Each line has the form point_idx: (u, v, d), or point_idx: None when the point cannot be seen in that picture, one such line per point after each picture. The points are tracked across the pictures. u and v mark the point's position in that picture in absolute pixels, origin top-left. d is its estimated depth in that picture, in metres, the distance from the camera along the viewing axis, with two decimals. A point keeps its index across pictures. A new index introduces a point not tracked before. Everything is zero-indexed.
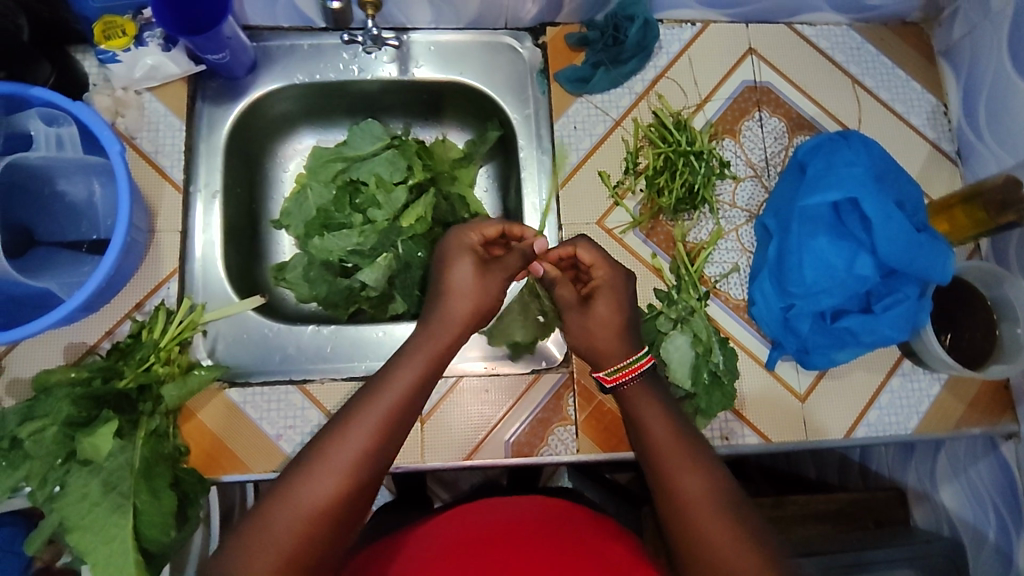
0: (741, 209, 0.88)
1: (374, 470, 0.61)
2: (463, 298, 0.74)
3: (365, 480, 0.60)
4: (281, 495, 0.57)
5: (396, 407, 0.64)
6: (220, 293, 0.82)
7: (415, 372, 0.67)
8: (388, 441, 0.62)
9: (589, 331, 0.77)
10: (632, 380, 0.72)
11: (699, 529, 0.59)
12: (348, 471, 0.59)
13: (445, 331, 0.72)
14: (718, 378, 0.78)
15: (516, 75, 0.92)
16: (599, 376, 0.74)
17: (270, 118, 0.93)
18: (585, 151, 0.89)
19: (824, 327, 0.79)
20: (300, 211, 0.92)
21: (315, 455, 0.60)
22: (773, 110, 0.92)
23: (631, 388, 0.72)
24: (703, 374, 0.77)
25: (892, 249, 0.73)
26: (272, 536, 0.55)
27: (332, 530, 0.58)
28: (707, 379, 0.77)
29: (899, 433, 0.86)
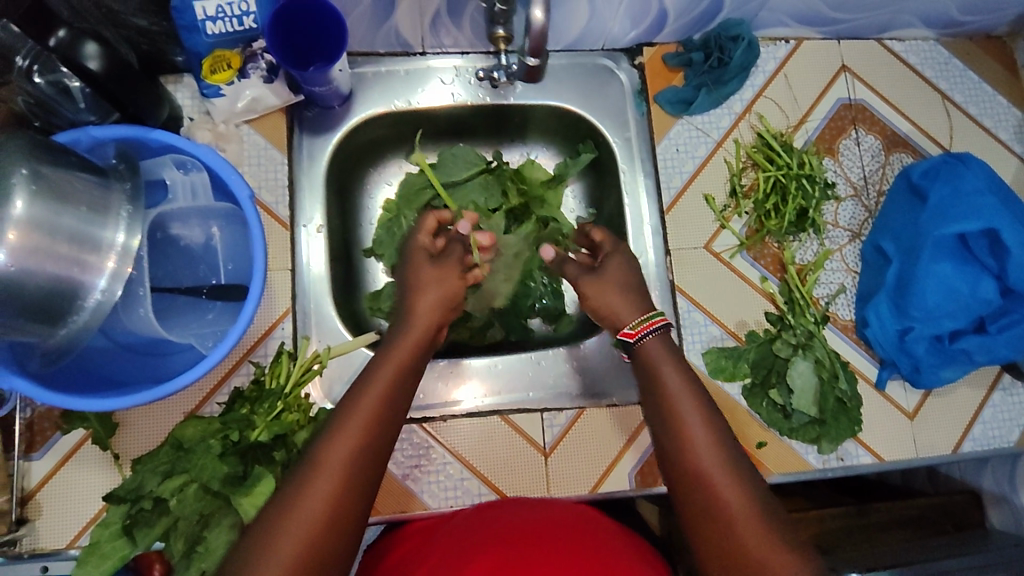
0: (844, 229, 0.88)
1: (368, 470, 0.58)
2: (433, 288, 0.74)
3: (359, 481, 0.58)
4: (281, 508, 0.55)
5: (384, 408, 0.62)
6: (333, 331, 0.80)
7: (394, 374, 0.65)
8: (377, 441, 0.60)
9: (604, 295, 0.76)
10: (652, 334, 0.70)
11: (721, 522, 0.57)
12: (341, 475, 0.57)
13: (411, 328, 0.70)
14: (843, 404, 0.79)
15: (612, 98, 0.91)
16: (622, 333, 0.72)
17: (362, 146, 0.92)
18: (689, 173, 0.89)
19: (940, 348, 0.79)
20: (392, 240, 0.91)
21: (305, 465, 0.57)
22: (869, 128, 0.92)
23: (652, 342, 0.70)
24: (830, 400, 0.78)
25: (1021, 276, 0.74)
26: (302, 503, 0.55)
27: (357, 499, 0.57)
28: (833, 405, 0.78)
29: (1003, 447, 0.87)
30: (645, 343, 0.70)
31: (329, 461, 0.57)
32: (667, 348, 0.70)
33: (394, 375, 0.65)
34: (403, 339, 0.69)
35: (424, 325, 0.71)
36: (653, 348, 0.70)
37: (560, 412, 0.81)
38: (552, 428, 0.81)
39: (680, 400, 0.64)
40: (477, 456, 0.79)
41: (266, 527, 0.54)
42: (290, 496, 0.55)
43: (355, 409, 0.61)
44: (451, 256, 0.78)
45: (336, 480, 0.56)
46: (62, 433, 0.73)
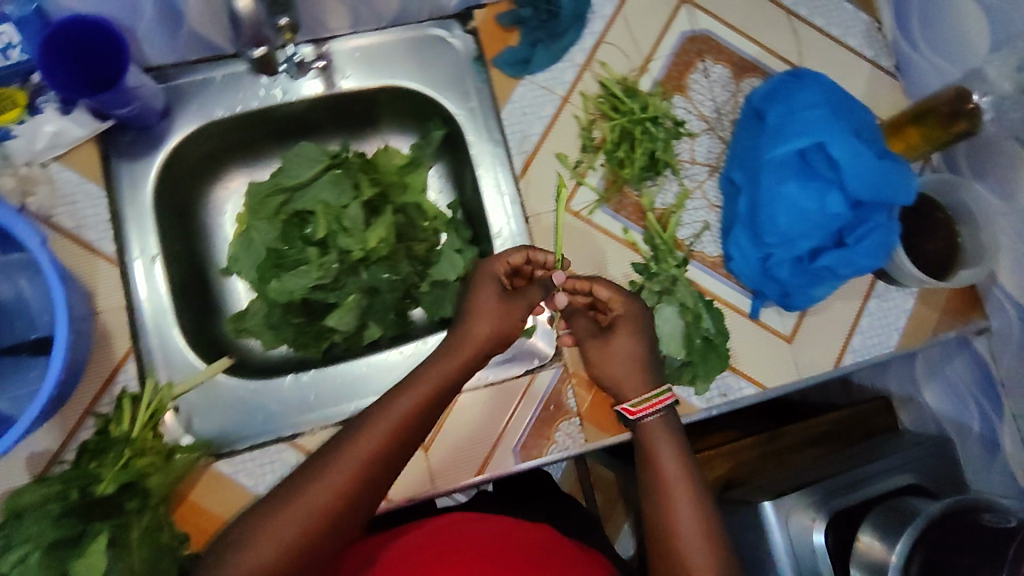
0: (702, 164, 0.86)
1: (373, 487, 0.61)
2: (483, 320, 0.74)
3: (362, 494, 0.60)
4: (277, 502, 0.58)
5: (409, 429, 0.64)
6: (183, 364, 0.77)
7: (427, 395, 0.66)
8: (390, 458, 0.62)
9: (610, 363, 0.76)
10: (654, 415, 0.71)
11: None
12: (349, 483, 0.59)
13: (460, 351, 0.72)
14: (712, 342, 0.78)
15: (450, 69, 0.86)
16: (622, 408, 0.73)
17: (196, 161, 0.87)
18: (539, 135, 0.85)
19: (803, 268, 0.79)
20: (248, 254, 0.87)
21: (314, 465, 0.60)
22: (716, 58, 0.89)
23: (653, 421, 0.71)
24: (696, 340, 0.77)
25: (861, 182, 0.74)
26: (275, 535, 0.57)
27: (327, 534, 0.58)
28: (700, 345, 0.77)
29: (884, 352, 0.87)
30: (647, 423, 0.71)
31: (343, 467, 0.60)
32: (670, 426, 0.71)
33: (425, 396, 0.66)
34: (454, 356, 0.71)
35: (475, 345, 0.73)
36: (653, 428, 0.71)
37: None
38: None
39: (674, 476, 0.67)
40: None
41: (265, 509, 0.58)
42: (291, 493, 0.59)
43: (377, 421, 0.63)
44: (523, 295, 0.77)
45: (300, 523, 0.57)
46: None
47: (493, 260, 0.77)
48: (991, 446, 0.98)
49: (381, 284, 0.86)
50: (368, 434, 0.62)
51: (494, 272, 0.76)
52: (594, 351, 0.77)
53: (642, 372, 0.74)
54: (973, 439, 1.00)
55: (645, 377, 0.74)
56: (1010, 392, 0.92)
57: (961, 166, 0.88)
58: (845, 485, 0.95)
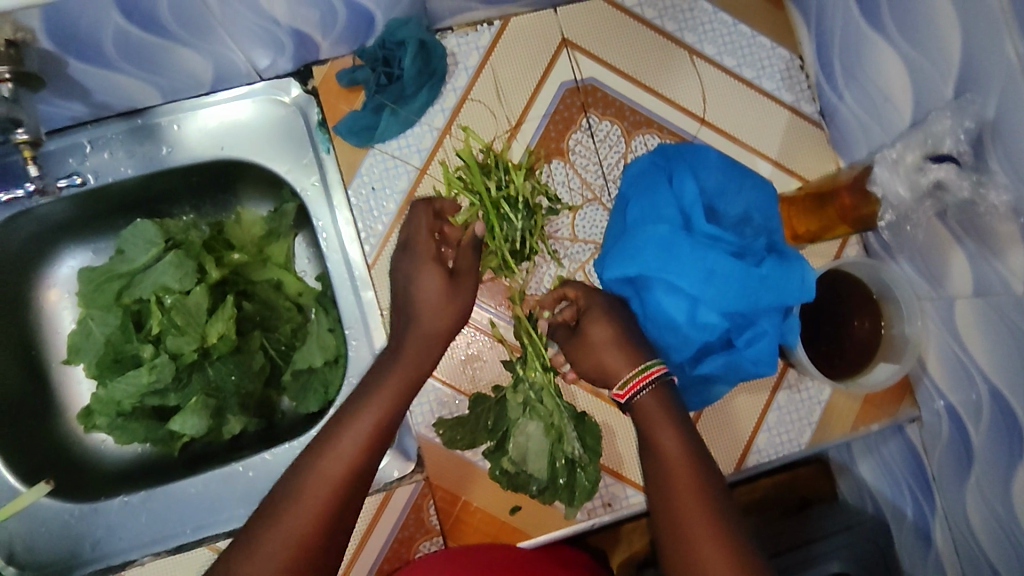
0: (583, 242, 0.76)
1: (363, 480, 0.57)
2: (429, 292, 0.67)
3: (352, 492, 0.56)
4: (263, 525, 0.52)
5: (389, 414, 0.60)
6: (2, 487, 0.71)
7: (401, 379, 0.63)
8: (378, 447, 0.59)
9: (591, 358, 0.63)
10: (645, 389, 0.59)
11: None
12: (336, 483, 0.55)
13: (428, 321, 0.67)
14: (576, 465, 0.70)
15: (287, 137, 0.76)
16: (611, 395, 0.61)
17: (20, 251, 0.78)
18: (393, 214, 0.75)
19: (686, 376, 0.69)
20: (89, 344, 0.79)
21: (295, 478, 0.55)
22: (603, 112, 0.77)
23: (645, 401, 0.59)
24: (559, 464, 0.69)
25: (726, 296, 0.63)
26: (265, 553, 0.51)
27: (321, 547, 0.53)
28: (563, 469, 0.69)
29: (794, 451, 0.78)
30: (640, 402, 0.59)
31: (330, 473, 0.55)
32: (668, 402, 0.59)
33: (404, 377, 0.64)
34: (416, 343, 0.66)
35: (429, 342, 0.66)
36: (648, 407, 0.59)
37: None
38: None
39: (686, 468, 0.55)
40: None
41: (251, 534, 0.52)
42: (274, 515, 0.53)
43: (361, 410, 0.60)
44: (460, 269, 0.69)
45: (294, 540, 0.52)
46: None
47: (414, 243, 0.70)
48: (924, 539, 0.84)
49: (228, 386, 0.78)
50: (351, 424, 0.58)
51: (431, 253, 0.68)
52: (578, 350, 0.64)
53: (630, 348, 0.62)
54: (907, 528, 0.87)
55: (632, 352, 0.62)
56: (942, 488, 0.79)
57: (888, 238, 0.77)
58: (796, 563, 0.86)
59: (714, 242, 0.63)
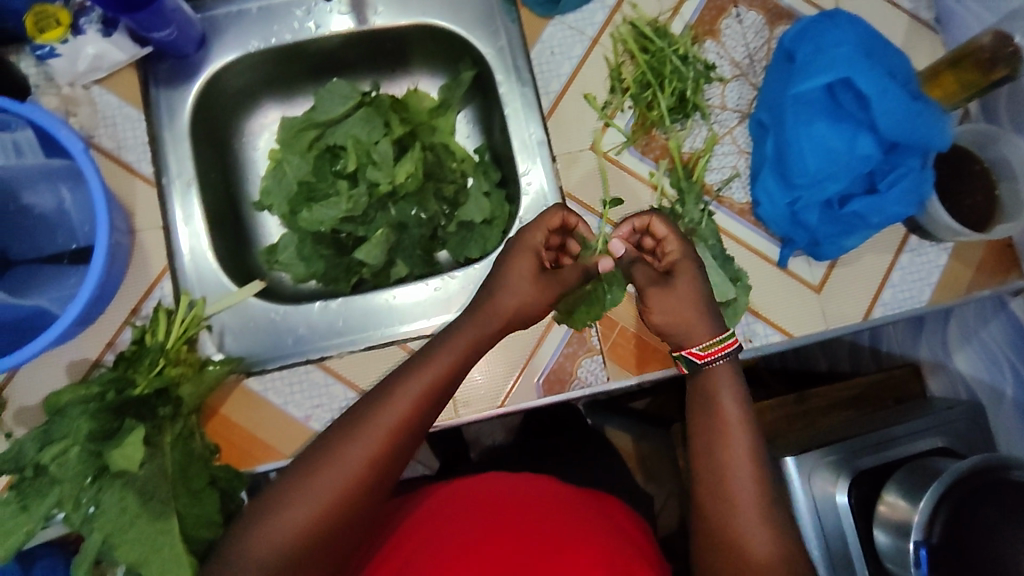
0: (732, 110, 0.85)
1: (404, 445, 0.60)
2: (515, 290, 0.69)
3: (394, 452, 0.59)
4: (316, 457, 0.58)
5: (435, 393, 0.62)
6: (216, 285, 0.79)
7: (449, 365, 0.63)
8: (425, 418, 0.61)
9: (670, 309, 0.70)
10: (724, 359, 0.69)
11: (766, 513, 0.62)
12: (379, 446, 0.59)
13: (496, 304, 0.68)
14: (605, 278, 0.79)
15: (480, 8, 0.87)
16: (690, 352, 0.70)
17: (231, 95, 0.89)
18: (567, 75, 0.85)
19: (832, 215, 0.79)
20: (280, 188, 0.88)
21: (341, 427, 0.60)
22: (750, 4, 0.88)
23: (721, 368, 0.69)
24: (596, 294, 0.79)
25: (891, 122, 0.74)
26: (345, 457, 0.58)
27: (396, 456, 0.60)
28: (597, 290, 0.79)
29: (914, 307, 0.86)
30: (716, 367, 0.69)
31: (379, 424, 0.59)
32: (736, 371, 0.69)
33: (453, 361, 0.64)
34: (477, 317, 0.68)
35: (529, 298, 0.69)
36: (722, 373, 0.69)
37: None
38: None
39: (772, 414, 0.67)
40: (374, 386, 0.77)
41: (303, 465, 0.58)
42: (323, 453, 0.58)
43: (408, 383, 0.62)
44: (555, 274, 0.72)
45: (374, 445, 0.58)
46: None
47: (521, 238, 0.72)
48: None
49: (410, 221, 0.88)
50: (398, 397, 0.60)
51: (531, 246, 0.72)
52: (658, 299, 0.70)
53: (703, 311, 0.70)
54: (1005, 407, 0.99)
55: (709, 316, 0.70)
56: None
57: (1001, 116, 0.87)
58: (873, 443, 0.96)
59: (879, 73, 0.74)
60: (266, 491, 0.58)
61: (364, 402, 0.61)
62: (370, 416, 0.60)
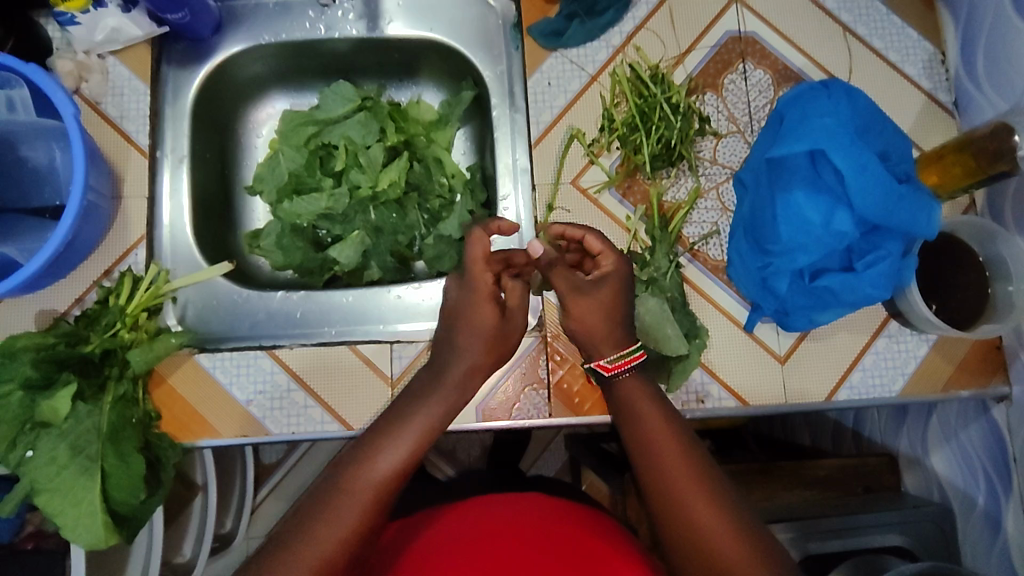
0: (722, 166, 0.85)
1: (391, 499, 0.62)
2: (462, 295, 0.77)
3: (380, 507, 0.61)
4: (308, 517, 0.58)
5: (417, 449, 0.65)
6: (188, 259, 0.82)
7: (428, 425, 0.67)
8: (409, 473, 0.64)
9: (585, 319, 0.75)
10: (626, 373, 0.71)
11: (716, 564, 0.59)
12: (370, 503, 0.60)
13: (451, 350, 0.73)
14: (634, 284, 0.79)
15: (487, 32, 0.89)
16: (599, 364, 0.73)
17: (242, 82, 0.94)
18: (560, 108, 0.86)
19: (803, 286, 0.76)
20: (272, 176, 0.91)
21: (331, 485, 0.61)
22: (759, 62, 0.88)
23: (628, 381, 0.71)
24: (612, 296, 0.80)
25: (870, 202, 0.70)
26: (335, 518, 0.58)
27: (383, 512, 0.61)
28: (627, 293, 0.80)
29: (884, 396, 0.82)
30: (621, 380, 0.71)
31: (369, 483, 0.61)
32: (643, 385, 0.71)
33: (430, 423, 0.68)
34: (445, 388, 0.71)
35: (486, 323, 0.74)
36: (628, 386, 0.71)
37: (410, 344, 0.79)
38: (399, 358, 0.79)
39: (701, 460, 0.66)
40: (317, 382, 0.78)
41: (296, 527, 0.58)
42: (314, 514, 0.58)
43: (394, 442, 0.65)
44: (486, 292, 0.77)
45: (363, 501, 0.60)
46: None
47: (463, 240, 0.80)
48: (994, 526, 0.87)
49: (387, 226, 0.88)
50: (384, 451, 0.64)
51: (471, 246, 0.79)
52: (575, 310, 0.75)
53: (616, 323, 0.73)
54: (976, 516, 0.90)
55: (618, 333, 0.73)
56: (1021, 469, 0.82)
57: (1004, 212, 0.82)
58: (833, 529, 0.95)
59: (862, 150, 0.70)
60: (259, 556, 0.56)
61: (347, 464, 0.63)
62: (361, 476, 0.61)
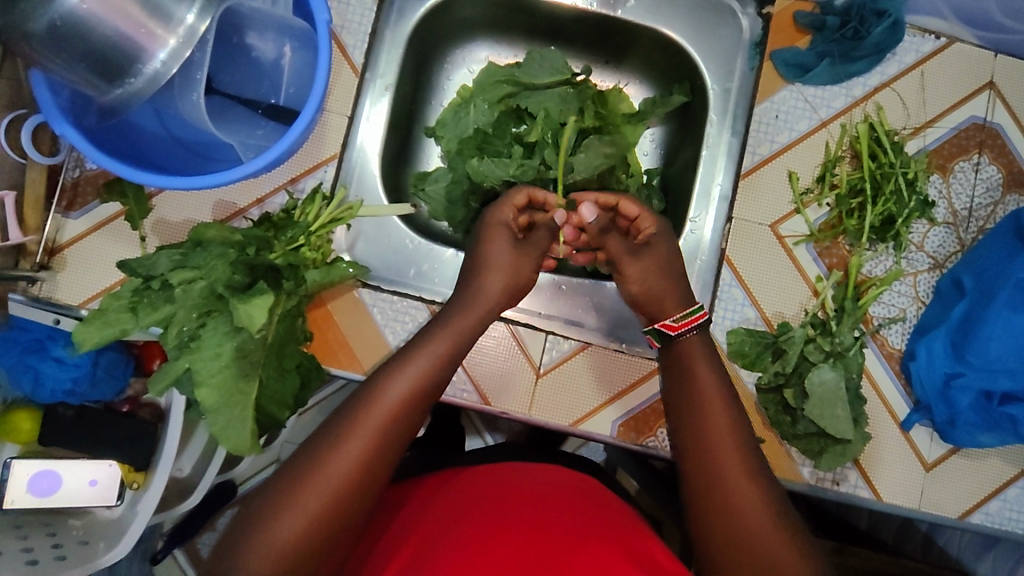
0: (927, 255, 0.80)
1: (403, 426, 0.62)
2: (496, 273, 0.75)
3: (396, 427, 0.62)
4: (319, 449, 0.59)
5: (427, 379, 0.65)
6: (372, 191, 0.80)
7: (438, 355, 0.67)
8: (428, 392, 0.65)
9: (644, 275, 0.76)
10: (694, 330, 0.73)
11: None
12: (378, 431, 0.61)
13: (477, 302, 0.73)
14: (838, 353, 0.76)
15: (724, 43, 0.84)
16: (663, 324, 0.74)
17: (454, 21, 0.90)
18: (780, 145, 0.82)
19: (986, 407, 0.74)
20: (456, 125, 0.88)
21: (351, 405, 0.62)
22: (995, 157, 0.82)
23: (691, 339, 0.72)
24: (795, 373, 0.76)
25: None
26: (352, 438, 0.59)
27: (403, 430, 0.62)
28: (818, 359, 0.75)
29: (1016, 533, 0.79)
30: (687, 338, 0.73)
31: (376, 409, 0.61)
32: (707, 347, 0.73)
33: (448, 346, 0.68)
34: (461, 315, 0.71)
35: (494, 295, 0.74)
36: (691, 345, 0.72)
37: (564, 340, 0.80)
38: (551, 351, 0.79)
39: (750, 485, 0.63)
40: None
41: (313, 454, 0.59)
42: (341, 428, 0.60)
43: (402, 370, 0.64)
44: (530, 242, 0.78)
45: (380, 419, 0.61)
46: (100, 203, 0.76)
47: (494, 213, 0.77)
48: None
49: None
50: (405, 369, 0.64)
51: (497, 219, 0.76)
52: (634, 267, 0.77)
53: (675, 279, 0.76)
54: None
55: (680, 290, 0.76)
56: None
57: None
58: None
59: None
60: (280, 479, 0.58)
61: (364, 386, 0.64)
62: (370, 401, 0.62)
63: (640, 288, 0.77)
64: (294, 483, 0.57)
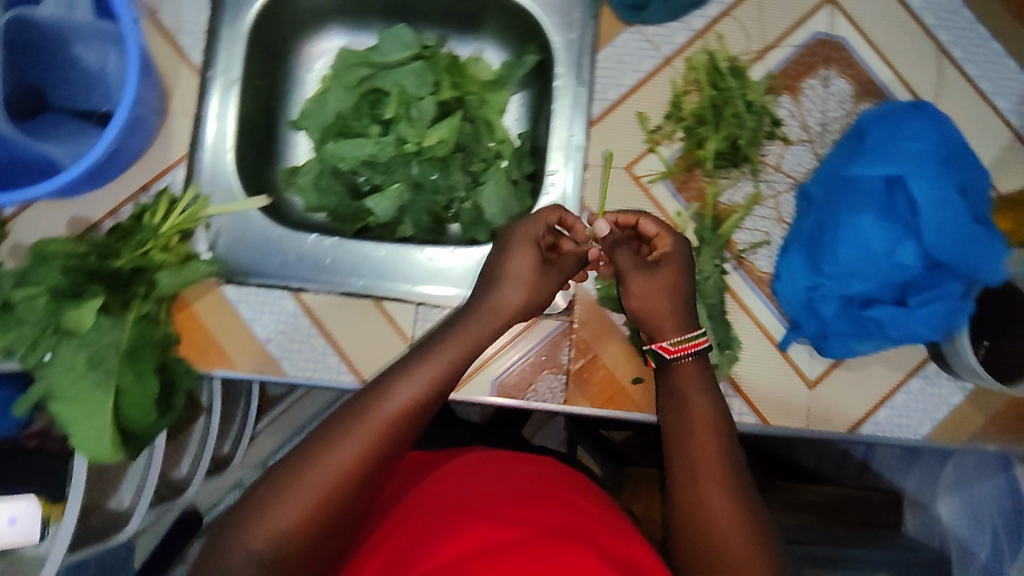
0: (785, 174, 0.81)
1: (405, 436, 0.56)
2: (515, 287, 0.66)
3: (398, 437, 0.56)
4: (315, 444, 0.54)
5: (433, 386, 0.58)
6: (225, 188, 0.80)
7: (453, 360, 0.60)
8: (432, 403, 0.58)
9: (649, 292, 0.69)
10: (690, 356, 0.68)
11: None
12: (379, 435, 0.55)
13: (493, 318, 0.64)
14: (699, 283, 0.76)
15: None
16: (660, 345, 0.68)
17: (301, 11, 0.90)
18: (627, 87, 0.83)
19: (851, 313, 0.73)
20: (318, 113, 0.87)
21: (354, 403, 0.56)
22: (843, 70, 0.83)
23: (688, 364, 0.68)
24: None
25: (941, 235, 0.68)
26: (348, 439, 0.54)
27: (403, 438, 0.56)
28: None
29: (908, 438, 0.80)
30: (682, 363, 0.68)
31: (378, 414, 0.55)
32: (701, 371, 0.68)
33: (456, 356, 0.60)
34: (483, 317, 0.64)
35: (510, 312, 0.65)
36: (686, 371, 0.68)
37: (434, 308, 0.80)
38: (421, 322, 0.80)
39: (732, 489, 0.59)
40: (342, 337, 0.79)
41: (308, 450, 0.54)
42: (340, 425, 0.55)
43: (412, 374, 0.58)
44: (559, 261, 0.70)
45: (383, 422, 0.55)
46: None
47: (522, 228, 0.69)
48: None
49: (426, 184, 0.87)
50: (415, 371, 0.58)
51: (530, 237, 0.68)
52: (640, 283, 0.69)
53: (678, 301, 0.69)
54: None
55: (683, 314, 0.69)
56: None
57: None
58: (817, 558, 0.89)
59: (944, 183, 0.68)
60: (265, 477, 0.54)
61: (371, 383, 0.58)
62: (374, 400, 0.56)
63: (640, 304, 0.69)
64: (280, 483, 0.52)
